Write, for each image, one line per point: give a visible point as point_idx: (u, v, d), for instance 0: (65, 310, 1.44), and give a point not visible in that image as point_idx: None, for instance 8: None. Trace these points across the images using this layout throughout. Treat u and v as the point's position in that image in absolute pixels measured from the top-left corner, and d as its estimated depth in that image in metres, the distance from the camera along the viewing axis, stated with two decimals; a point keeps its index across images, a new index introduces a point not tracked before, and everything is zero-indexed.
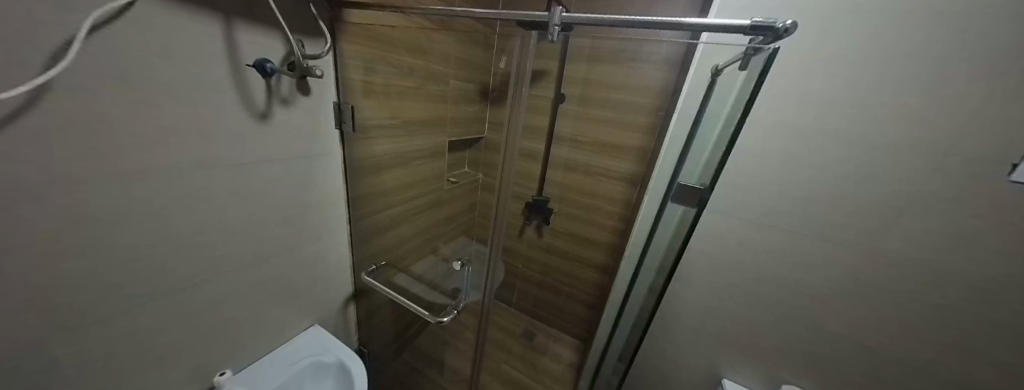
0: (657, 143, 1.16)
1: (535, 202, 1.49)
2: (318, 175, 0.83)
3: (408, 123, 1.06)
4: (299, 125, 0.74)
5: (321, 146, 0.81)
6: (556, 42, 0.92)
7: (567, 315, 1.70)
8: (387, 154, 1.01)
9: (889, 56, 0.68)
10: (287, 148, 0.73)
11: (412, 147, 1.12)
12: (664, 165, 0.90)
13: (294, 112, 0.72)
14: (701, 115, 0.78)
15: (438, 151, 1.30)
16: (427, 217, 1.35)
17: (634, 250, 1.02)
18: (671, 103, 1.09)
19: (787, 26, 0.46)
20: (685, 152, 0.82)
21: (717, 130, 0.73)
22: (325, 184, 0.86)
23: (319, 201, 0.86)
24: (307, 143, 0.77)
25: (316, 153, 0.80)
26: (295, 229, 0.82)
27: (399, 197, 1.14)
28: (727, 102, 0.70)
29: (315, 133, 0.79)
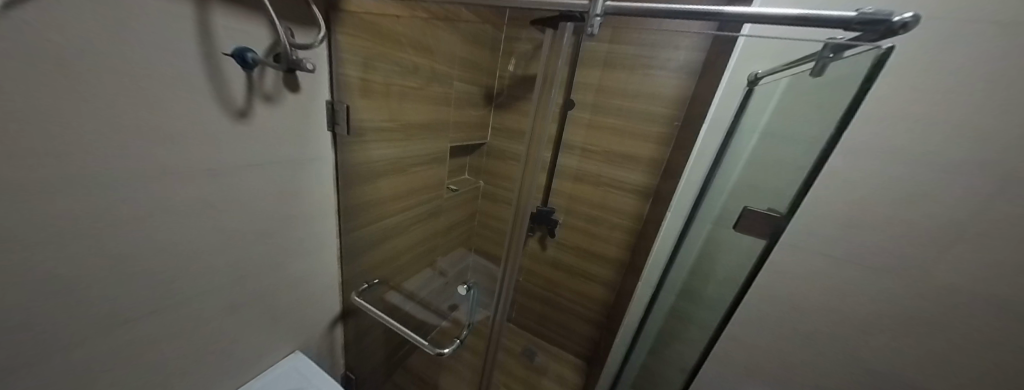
0: (675, 154, 1.09)
1: (540, 213, 1.31)
2: (304, 182, 0.73)
3: (409, 127, 0.97)
4: (286, 126, 0.64)
5: (314, 150, 0.73)
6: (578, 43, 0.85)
7: (569, 334, 1.61)
8: (384, 161, 0.92)
9: (963, 65, 0.59)
10: (268, 152, 0.63)
11: (412, 153, 1.03)
12: (690, 183, 0.82)
13: (279, 112, 0.62)
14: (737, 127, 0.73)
15: (438, 159, 1.20)
16: (426, 227, 1.26)
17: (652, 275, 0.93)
18: (693, 112, 1.03)
19: (905, 21, 0.36)
20: (716, 171, 0.77)
21: (764, 148, 0.67)
22: (313, 193, 0.77)
23: (305, 212, 0.76)
24: (295, 147, 0.68)
25: (306, 159, 0.71)
26: (277, 244, 0.72)
27: (395, 206, 1.05)
28: (766, 113, 0.67)
29: (306, 136, 0.70)
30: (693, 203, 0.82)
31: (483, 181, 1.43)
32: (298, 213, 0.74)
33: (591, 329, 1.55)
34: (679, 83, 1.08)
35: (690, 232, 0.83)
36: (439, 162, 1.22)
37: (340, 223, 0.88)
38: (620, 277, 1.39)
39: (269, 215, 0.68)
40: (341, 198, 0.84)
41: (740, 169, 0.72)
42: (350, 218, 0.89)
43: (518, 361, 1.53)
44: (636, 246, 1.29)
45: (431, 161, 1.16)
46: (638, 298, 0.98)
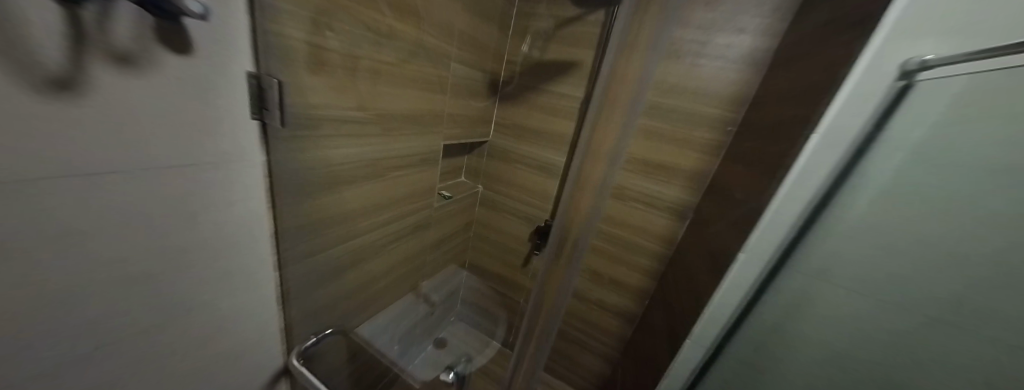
0: (727, 168, 0.87)
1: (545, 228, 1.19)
2: (214, 199, 0.47)
3: (388, 120, 0.72)
4: (170, 108, 0.39)
5: (230, 148, 0.47)
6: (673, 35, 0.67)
7: (575, 368, 1.38)
8: (351, 164, 0.68)
9: None
10: (120, 152, 0.36)
11: (396, 154, 0.79)
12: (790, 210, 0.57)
13: (154, 84, 0.37)
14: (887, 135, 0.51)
15: (430, 161, 0.95)
16: (409, 245, 1.01)
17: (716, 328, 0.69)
18: (757, 117, 0.80)
19: None
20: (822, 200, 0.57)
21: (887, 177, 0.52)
22: (233, 212, 0.51)
23: (221, 240, 0.51)
24: (191, 143, 0.42)
25: (214, 162, 0.45)
26: (167, 293, 0.47)
27: (370, 220, 0.80)
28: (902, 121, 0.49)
29: (214, 125, 0.44)
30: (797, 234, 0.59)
31: (481, 185, 1.30)
32: (206, 242, 0.49)
33: (601, 365, 1.33)
34: (737, 76, 0.84)
35: (780, 274, 0.63)
36: (433, 165, 0.97)
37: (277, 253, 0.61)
38: (643, 309, 1.17)
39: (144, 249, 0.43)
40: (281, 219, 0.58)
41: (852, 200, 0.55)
42: (298, 242, 0.64)
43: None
44: (665, 275, 1.06)
45: (422, 162, 0.91)
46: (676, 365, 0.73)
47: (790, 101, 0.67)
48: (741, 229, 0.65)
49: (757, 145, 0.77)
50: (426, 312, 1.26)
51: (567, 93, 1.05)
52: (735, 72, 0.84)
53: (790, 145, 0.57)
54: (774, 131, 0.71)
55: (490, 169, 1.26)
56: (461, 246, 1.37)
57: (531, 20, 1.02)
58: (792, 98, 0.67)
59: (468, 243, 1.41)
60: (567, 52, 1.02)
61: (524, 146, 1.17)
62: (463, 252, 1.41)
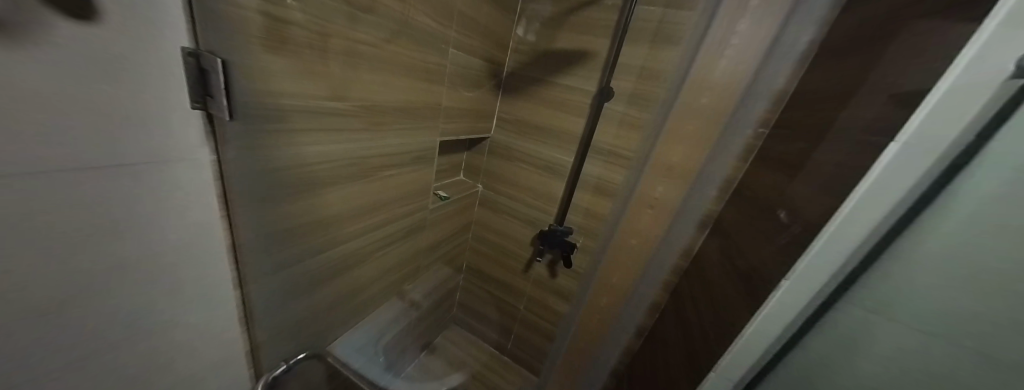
0: (754, 174, 0.78)
1: (551, 232, 1.09)
2: (156, 211, 0.38)
3: (376, 112, 0.63)
4: (78, 96, 0.29)
5: (171, 148, 0.37)
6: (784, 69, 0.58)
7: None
8: (331, 164, 0.58)
9: None
10: (2, 153, 0.26)
11: (385, 151, 0.69)
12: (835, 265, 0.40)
13: (50, 66, 0.27)
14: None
15: (425, 159, 0.85)
16: (402, 251, 0.92)
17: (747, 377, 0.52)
18: (791, 117, 0.71)
19: None
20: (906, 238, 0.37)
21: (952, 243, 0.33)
22: (183, 226, 0.42)
23: (167, 261, 0.41)
24: (116, 144, 0.33)
25: (150, 164, 0.36)
26: (103, 331, 0.38)
27: (357, 226, 0.71)
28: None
29: (145, 117, 0.34)
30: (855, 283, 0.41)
31: (481, 185, 1.21)
32: (150, 265, 0.40)
33: None
34: None
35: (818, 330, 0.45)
36: (428, 163, 0.87)
37: (241, 268, 0.51)
38: (653, 322, 1.09)
39: (53, 278, 0.32)
40: (242, 227, 0.49)
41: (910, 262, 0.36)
42: (269, 256, 0.54)
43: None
44: (680, 288, 0.98)
45: (416, 160, 0.81)
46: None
47: (823, 97, 0.59)
48: (774, 246, 0.56)
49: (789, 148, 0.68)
50: (418, 318, 1.20)
51: (578, 86, 0.95)
52: None
53: (839, 150, 0.48)
54: (805, 130, 0.62)
55: (491, 167, 1.17)
56: (459, 249, 1.29)
57: (540, 3, 0.92)
58: (827, 92, 0.58)
59: (466, 245, 1.32)
60: (578, 39, 0.91)
61: (529, 143, 1.07)
62: (461, 255, 1.32)
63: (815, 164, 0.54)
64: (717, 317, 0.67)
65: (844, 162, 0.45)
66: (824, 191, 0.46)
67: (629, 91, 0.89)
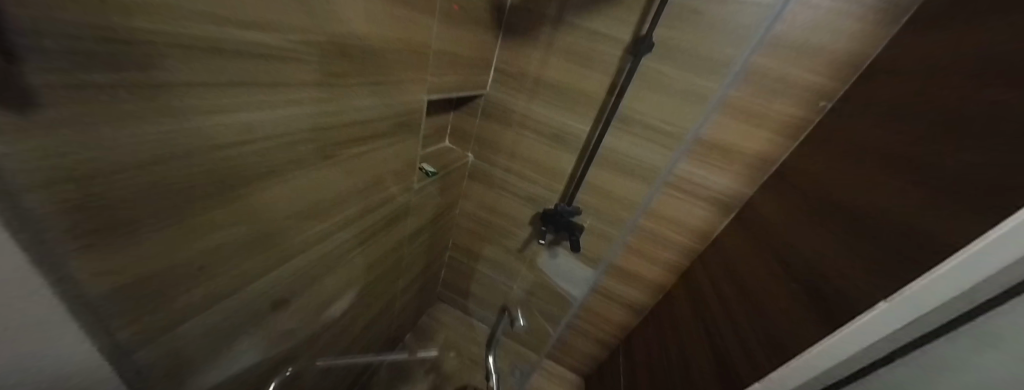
0: (814, 156, 0.69)
1: (558, 212, 0.96)
2: None
3: (332, 55, 0.38)
4: None
5: None
6: (926, 83, 0.50)
7: (555, 342, 1.33)
8: (257, 146, 0.34)
9: None
10: None
11: (346, 119, 0.45)
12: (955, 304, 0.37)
13: None
14: (951, 290, 0.36)
15: (407, 128, 0.62)
16: (384, 242, 0.74)
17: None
18: (880, 91, 0.60)
19: None
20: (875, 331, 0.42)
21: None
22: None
23: None
24: None
25: None
26: None
27: (312, 230, 0.49)
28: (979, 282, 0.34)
29: None
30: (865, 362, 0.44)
31: (472, 153, 1.00)
32: None
33: (599, 350, 1.27)
34: (853, 29, 0.65)
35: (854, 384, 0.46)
36: (411, 132, 0.64)
37: (118, 335, 0.29)
38: (655, 301, 1.08)
39: None
40: (110, 279, 0.25)
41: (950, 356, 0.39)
42: (176, 301, 0.33)
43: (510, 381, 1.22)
44: (694, 272, 0.94)
45: (394, 130, 0.57)
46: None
47: (952, 71, 0.46)
48: (864, 258, 0.47)
49: (867, 126, 0.59)
50: (401, 307, 1.06)
51: (609, 32, 0.73)
52: (848, 28, 0.65)
53: (971, 147, 0.38)
54: (907, 114, 0.51)
55: (485, 133, 0.95)
56: (445, 229, 1.11)
57: None
58: (962, 65, 0.45)
59: (450, 225, 1.13)
60: None
61: (537, 106, 0.86)
62: (448, 234, 1.15)
63: (931, 162, 0.43)
64: (767, 327, 0.60)
65: (978, 162, 0.37)
66: (953, 199, 0.38)
67: (676, 44, 0.70)
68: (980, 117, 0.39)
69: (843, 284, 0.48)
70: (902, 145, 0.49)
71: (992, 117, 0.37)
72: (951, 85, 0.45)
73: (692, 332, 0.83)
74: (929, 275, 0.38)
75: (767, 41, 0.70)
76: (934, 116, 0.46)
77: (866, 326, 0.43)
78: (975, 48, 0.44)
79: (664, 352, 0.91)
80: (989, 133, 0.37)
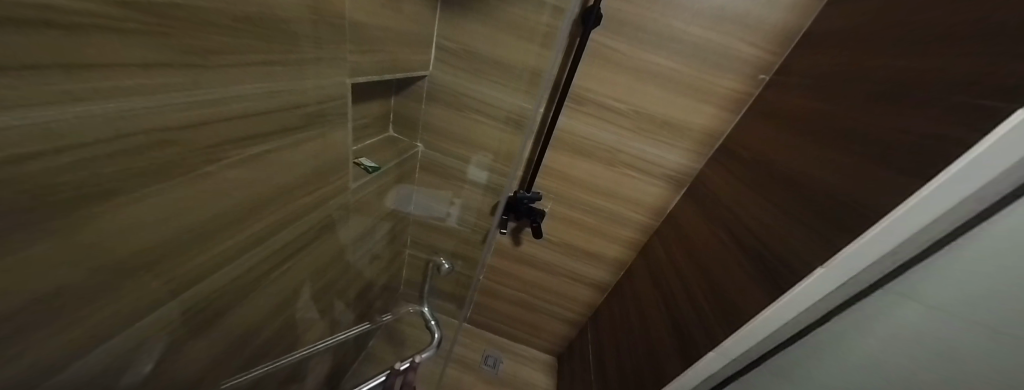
0: (753, 129, 0.72)
1: (518, 199, 0.94)
2: None
3: (182, 25, 0.27)
4: None
5: None
6: (845, 56, 0.55)
7: (517, 323, 1.34)
8: (41, 164, 0.21)
9: None
10: None
11: (204, 117, 0.31)
12: (882, 262, 0.39)
13: None
14: (882, 242, 0.39)
15: (326, 119, 0.51)
16: (322, 251, 0.65)
17: (751, 353, 0.54)
18: (813, 64, 0.62)
19: None
20: (819, 291, 0.45)
21: (963, 283, 0.37)
22: None
23: None
24: None
25: None
26: None
27: (205, 258, 0.38)
28: (905, 234, 0.37)
29: None
30: (811, 321, 0.47)
31: (421, 143, 0.92)
32: None
33: (569, 329, 1.30)
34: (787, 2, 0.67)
35: (798, 343, 0.49)
36: (322, 126, 0.51)
37: None
38: (617, 278, 1.11)
39: None
40: None
41: (882, 306, 0.42)
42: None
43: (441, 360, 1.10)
44: (651, 247, 0.97)
45: (290, 124, 0.44)
46: (687, 376, 0.64)
47: (881, 41, 0.49)
48: (799, 222, 0.51)
49: (798, 97, 0.63)
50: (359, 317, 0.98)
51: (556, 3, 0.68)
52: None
53: (891, 116, 0.42)
54: (832, 86, 0.55)
55: (432, 119, 0.87)
56: (401, 226, 1.02)
57: None
58: (882, 40, 0.49)
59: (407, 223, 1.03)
60: None
61: (489, 87, 0.79)
62: (404, 233, 1.05)
63: (858, 131, 0.46)
64: (719, 297, 0.62)
65: (900, 131, 0.40)
66: (874, 164, 0.42)
67: (628, 19, 0.71)
68: (916, 87, 0.41)
69: (782, 248, 0.52)
70: (827, 115, 0.53)
71: (918, 91, 0.40)
72: (872, 57, 0.49)
73: (651, 304, 0.87)
74: (867, 234, 0.40)
75: (712, 14, 0.69)
76: (858, 88, 0.50)
77: (809, 286, 0.45)
78: (895, 23, 0.48)
79: (626, 324, 0.95)
80: (910, 105, 0.40)
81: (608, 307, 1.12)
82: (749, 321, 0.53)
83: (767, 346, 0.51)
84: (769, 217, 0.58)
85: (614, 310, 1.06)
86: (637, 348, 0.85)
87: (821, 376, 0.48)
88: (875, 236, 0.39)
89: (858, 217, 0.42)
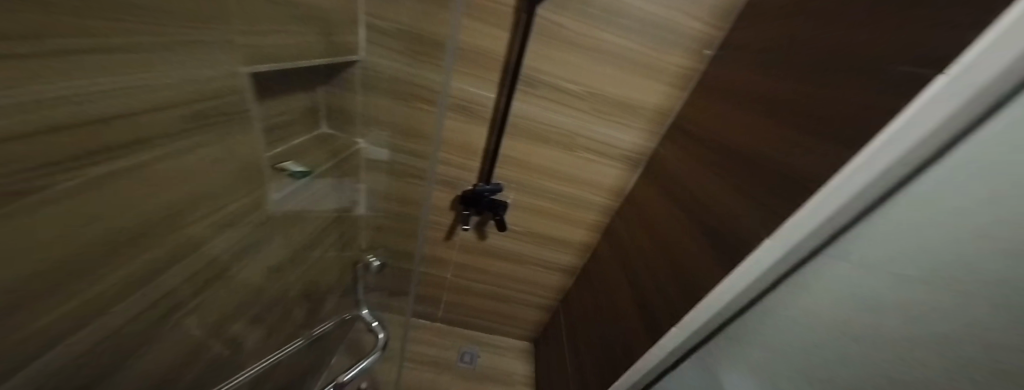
0: (701, 105, 0.73)
1: (478, 193, 0.89)
2: None
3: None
4: None
5: None
6: (782, 30, 0.56)
7: (491, 315, 1.32)
8: None
9: None
10: None
11: (15, 124, 0.19)
12: (818, 229, 0.42)
13: None
14: (818, 211, 0.41)
15: (222, 119, 0.40)
16: (258, 277, 0.56)
17: (709, 323, 0.56)
18: (754, 37, 0.63)
19: None
20: (765, 259, 0.47)
21: (878, 234, 0.41)
22: None
23: None
24: None
25: None
26: None
27: (79, 317, 0.29)
28: (836, 201, 0.39)
29: None
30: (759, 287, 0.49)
31: (363, 139, 0.82)
32: None
33: (542, 315, 1.31)
34: None
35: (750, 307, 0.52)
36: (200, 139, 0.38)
37: None
38: (584, 260, 1.12)
39: None
40: None
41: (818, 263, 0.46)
42: None
43: (393, 363, 0.99)
44: (614, 227, 0.99)
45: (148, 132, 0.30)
46: (655, 353, 0.66)
47: (812, 15, 0.50)
48: (747, 195, 0.52)
49: (740, 72, 0.64)
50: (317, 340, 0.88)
51: None
52: None
53: (823, 88, 0.44)
54: (770, 60, 0.56)
55: (372, 111, 0.78)
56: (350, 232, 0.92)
57: None
58: (813, 13, 0.50)
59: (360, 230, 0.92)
60: None
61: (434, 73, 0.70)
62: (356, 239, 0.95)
63: (794, 103, 0.48)
64: (679, 274, 0.64)
65: (831, 102, 0.42)
66: (811, 137, 0.43)
67: None
68: (844, 58, 0.42)
69: (732, 222, 0.54)
70: (768, 90, 0.55)
71: (844, 63, 0.42)
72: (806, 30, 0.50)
73: (617, 283, 0.88)
74: (805, 204, 0.41)
75: None
76: (793, 61, 0.51)
77: (757, 256, 0.47)
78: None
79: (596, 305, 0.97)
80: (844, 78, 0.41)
81: (578, 289, 1.13)
82: (706, 295, 0.55)
83: (722, 314, 0.54)
84: (719, 192, 0.59)
85: (583, 292, 1.08)
86: (607, 327, 0.87)
87: (772, 330, 0.54)
88: (812, 205, 0.41)
89: (799, 188, 0.43)
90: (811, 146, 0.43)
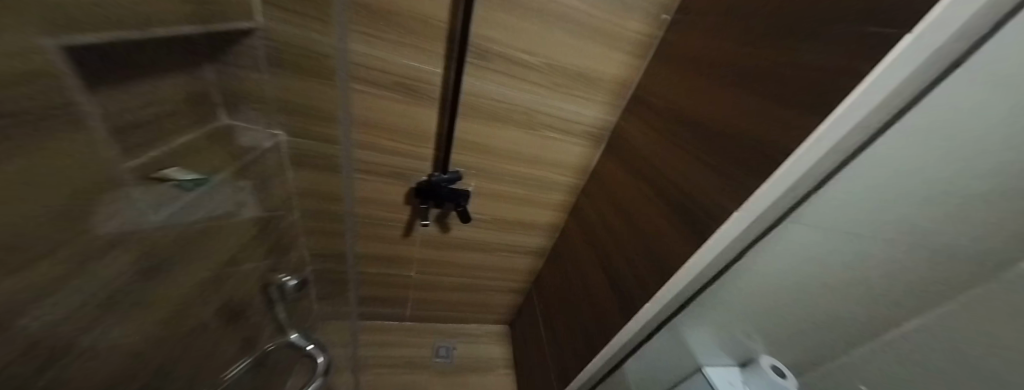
0: (661, 74, 0.71)
1: (433, 184, 0.80)
2: None
3: None
4: None
5: None
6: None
7: (464, 306, 1.27)
8: None
9: None
10: None
11: None
12: (784, 199, 0.41)
13: None
14: (786, 181, 0.40)
15: (52, 125, 0.28)
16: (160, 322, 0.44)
17: (682, 297, 0.56)
18: None
19: None
20: (734, 232, 0.46)
21: (836, 198, 0.41)
22: None
23: None
24: None
25: None
26: None
27: None
28: (803, 171, 0.38)
29: None
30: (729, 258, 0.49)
31: (284, 130, 0.68)
32: None
33: (517, 298, 1.29)
34: None
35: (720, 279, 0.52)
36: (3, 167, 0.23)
37: None
38: (554, 240, 1.10)
39: None
40: None
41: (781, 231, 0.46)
42: None
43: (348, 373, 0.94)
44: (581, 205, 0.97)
45: None
46: (629, 329, 0.67)
47: None
48: (714, 167, 0.51)
49: (699, 37, 0.61)
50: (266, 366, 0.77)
51: None
52: None
53: (789, 51, 0.42)
54: (731, 24, 0.54)
55: (290, 96, 0.64)
56: (285, 244, 0.78)
57: None
58: None
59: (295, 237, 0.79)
60: None
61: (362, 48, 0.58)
62: (294, 249, 0.81)
63: (758, 68, 0.46)
64: (649, 250, 0.63)
65: (797, 66, 0.40)
66: (777, 103, 0.42)
67: None
68: (807, 17, 0.40)
69: (700, 195, 0.53)
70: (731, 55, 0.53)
71: (807, 23, 0.40)
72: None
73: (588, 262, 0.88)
74: (776, 175, 0.40)
75: None
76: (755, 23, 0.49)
77: (727, 229, 0.47)
78: None
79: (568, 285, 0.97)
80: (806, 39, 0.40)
81: (549, 270, 1.12)
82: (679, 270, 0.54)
83: (695, 288, 0.54)
84: (685, 164, 0.58)
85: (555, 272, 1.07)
86: (582, 306, 0.87)
87: (736, 294, 0.56)
88: (782, 175, 0.40)
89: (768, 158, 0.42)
90: (778, 114, 0.41)
